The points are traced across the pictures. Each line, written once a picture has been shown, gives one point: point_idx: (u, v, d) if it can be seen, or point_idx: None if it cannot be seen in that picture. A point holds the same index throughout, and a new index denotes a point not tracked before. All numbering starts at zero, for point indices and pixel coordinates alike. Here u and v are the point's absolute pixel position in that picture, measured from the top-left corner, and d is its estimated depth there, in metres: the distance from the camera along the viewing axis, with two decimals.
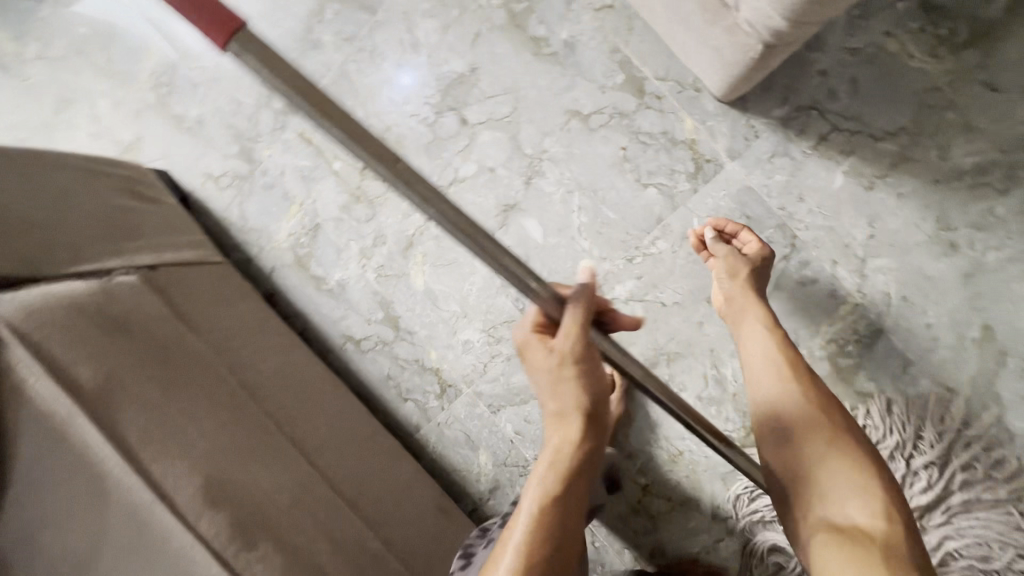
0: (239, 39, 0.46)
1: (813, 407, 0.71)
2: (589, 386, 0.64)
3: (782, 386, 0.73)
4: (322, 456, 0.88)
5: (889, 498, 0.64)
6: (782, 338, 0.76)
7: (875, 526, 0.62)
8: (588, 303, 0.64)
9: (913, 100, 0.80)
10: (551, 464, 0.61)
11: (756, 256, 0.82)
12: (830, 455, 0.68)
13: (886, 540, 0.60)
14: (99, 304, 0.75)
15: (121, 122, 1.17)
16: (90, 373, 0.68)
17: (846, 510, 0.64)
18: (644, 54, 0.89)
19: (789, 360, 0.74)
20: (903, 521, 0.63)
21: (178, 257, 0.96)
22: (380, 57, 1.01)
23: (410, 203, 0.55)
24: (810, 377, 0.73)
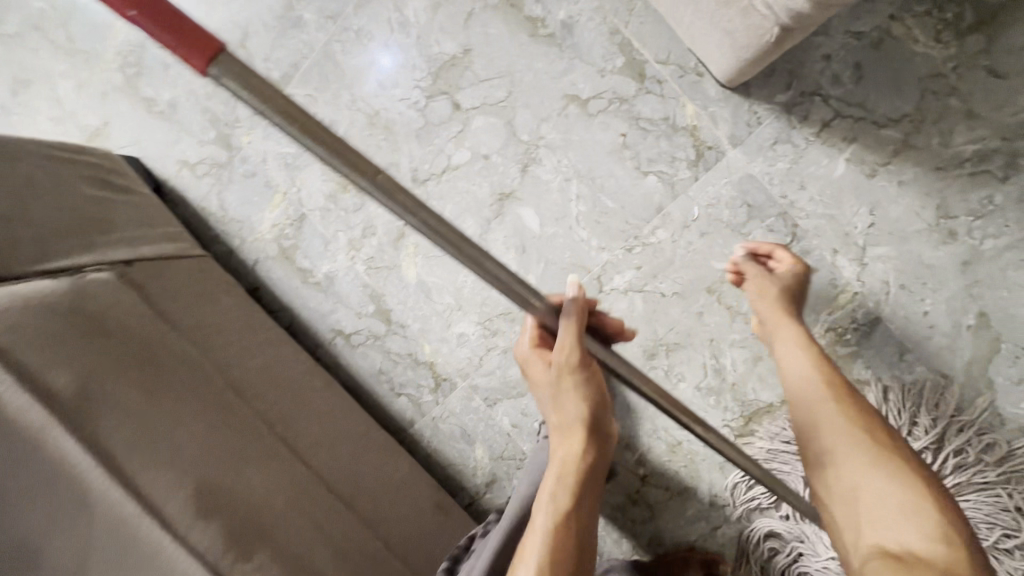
0: (218, 62, 0.47)
1: (856, 427, 0.67)
2: (585, 399, 0.73)
3: (822, 400, 0.70)
4: (316, 455, 0.84)
5: (949, 521, 0.59)
6: (819, 356, 0.73)
7: (936, 551, 0.56)
8: (580, 317, 0.72)
9: (916, 87, 0.79)
10: (558, 478, 0.69)
11: (790, 274, 0.80)
12: (879, 476, 0.64)
13: (947, 566, 0.55)
14: (71, 303, 0.69)
15: (87, 105, 1.09)
16: (66, 379, 0.62)
17: (899, 534, 0.60)
18: (645, 36, 0.85)
19: (829, 380, 0.71)
20: (967, 547, 0.57)
21: (152, 252, 0.90)
22: (366, 36, 0.95)
23: (399, 212, 0.58)
24: (852, 396, 0.70)
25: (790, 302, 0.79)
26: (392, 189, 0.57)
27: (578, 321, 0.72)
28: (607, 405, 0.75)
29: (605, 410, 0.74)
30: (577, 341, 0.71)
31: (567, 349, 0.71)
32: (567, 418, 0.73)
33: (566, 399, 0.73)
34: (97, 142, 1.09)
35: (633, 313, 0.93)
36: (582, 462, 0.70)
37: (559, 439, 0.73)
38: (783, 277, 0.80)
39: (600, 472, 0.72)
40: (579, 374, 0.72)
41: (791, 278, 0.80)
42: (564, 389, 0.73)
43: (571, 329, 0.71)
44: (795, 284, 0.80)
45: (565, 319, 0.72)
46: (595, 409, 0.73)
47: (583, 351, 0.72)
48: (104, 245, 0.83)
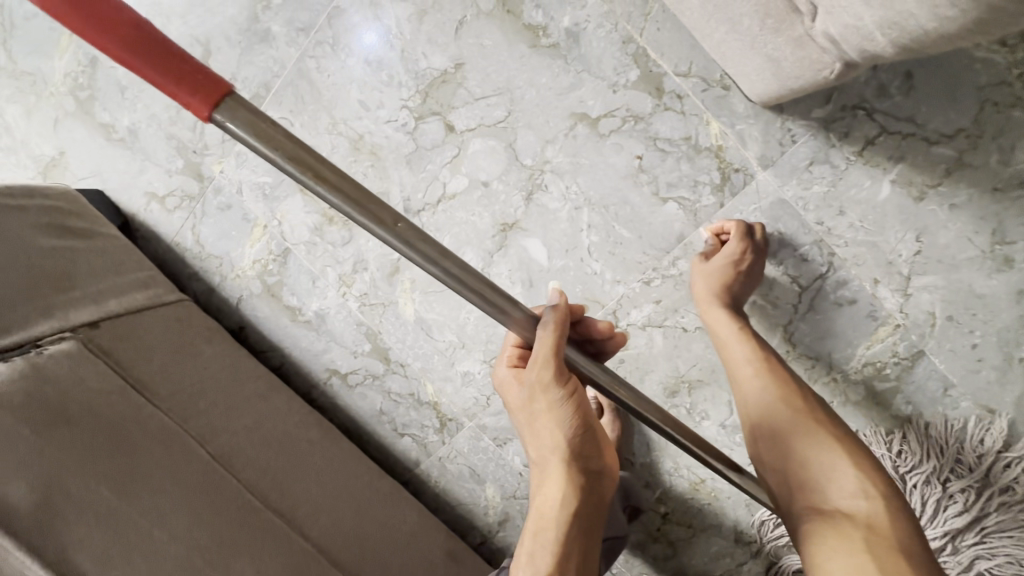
0: (230, 103, 0.42)
1: (779, 400, 0.67)
2: (564, 427, 0.61)
3: (753, 378, 0.69)
4: (316, 523, 0.78)
5: (871, 476, 0.61)
6: (746, 336, 0.72)
7: (858, 507, 0.59)
8: (560, 327, 0.60)
9: (974, 98, 0.69)
10: (537, 531, 0.60)
11: (729, 258, 0.74)
12: (808, 446, 0.64)
13: (868, 522, 0.57)
14: (27, 392, 0.62)
15: (40, 134, 0.99)
16: (24, 492, 0.56)
17: (827, 496, 0.61)
18: (663, 45, 0.75)
19: (756, 356, 0.70)
20: (889, 496, 0.59)
21: (120, 308, 0.81)
22: (343, 50, 0.84)
23: (412, 261, 0.50)
24: (774, 368, 0.69)
25: (727, 290, 0.74)
26: (411, 237, 0.49)
27: (557, 333, 0.59)
28: (594, 433, 0.63)
29: (592, 439, 0.63)
30: (554, 355, 0.59)
31: (542, 367, 0.60)
32: (543, 450, 0.63)
33: (542, 427, 0.62)
34: (56, 174, 1.00)
35: (652, 349, 0.86)
36: (564, 509, 0.59)
37: (538, 480, 0.63)
38: (721, 262, 0.74)
39: (591, 518, 0.61)
40: (555, 398, 0.60)
41: (730, 263, 0.74)
42: (541, 414, 0.62)
43: (548, 342, 0.59)
44: (733, 267, 0.74)
45: (542, 331, 0.60)
46: (578, 437, 0.62)
47: (561, 367, 0.60)
48: (63, 306, 0.74)
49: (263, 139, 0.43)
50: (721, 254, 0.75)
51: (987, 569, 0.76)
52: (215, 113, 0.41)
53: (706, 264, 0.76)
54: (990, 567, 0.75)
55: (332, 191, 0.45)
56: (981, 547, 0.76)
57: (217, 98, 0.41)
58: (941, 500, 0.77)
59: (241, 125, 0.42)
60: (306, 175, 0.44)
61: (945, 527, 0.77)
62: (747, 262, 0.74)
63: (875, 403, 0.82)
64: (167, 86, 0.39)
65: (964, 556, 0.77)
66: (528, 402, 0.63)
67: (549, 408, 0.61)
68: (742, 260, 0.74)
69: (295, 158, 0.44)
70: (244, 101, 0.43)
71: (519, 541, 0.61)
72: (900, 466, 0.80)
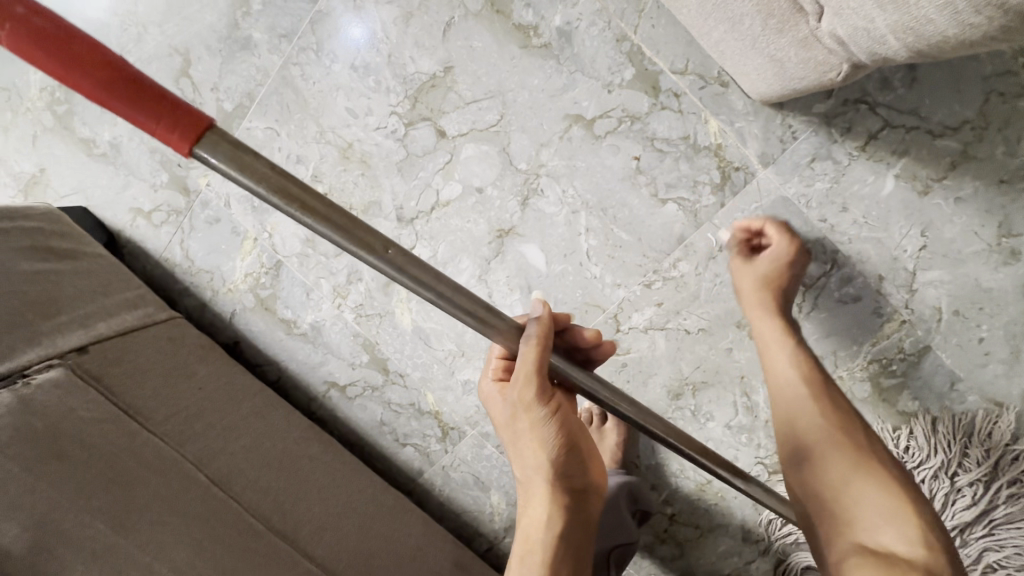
0: (209, 139, 0.40)
1: (837, 433, 0.65)
2: (547, 449, 0.60)
3: (807, 404, 0.67)
4: (321, 542, 0.77)
5: (928, 525, 0.58)
6: (803, 359, 0.69)
7: (912, 552, 0.56)
8: (543, 342, 0.58)
9: (979, 88, 0.67)
10: (522, 554, 0.59)
11: (775, 258, 0.72)
12: (864, 483, 0.62)
13: (925, 568, 0.54)
14: (16, 428, 0.60)
15: (17, 151, 0.96)
16: (16, 534, 0.55)
17: (879, 536, 0.58)
18: (658, 42, 0.73)
19: (814, 382, 0.68)
20: (945, 548, 0.57)
21: (109, 331, 0.79)
22: (328, 56, 0.81)
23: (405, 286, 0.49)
24: (833, 400, 0.67)
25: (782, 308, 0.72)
26: (404, 263, 0.48)
27: (540, 347, 0.57)
28: (579, 454, 0.62)
29: (578, 460, 0.62)
30: (538, 373, 0.57)
31: (525, 386, 0.58)
32: (528, 471, 0.62)
33: (525, 446, 0.61)
34: (37, 191, 0.97)
35: (655, 353, 0.84)
36: (548, 531, 0.59)
37: (523, 501, 0.63)
38: (767, 266, 0.72)
39: (579, 539, 0.61)
40: (539, 417, 0.59)
41: (778, 264, 0.71)
42: (523, 435, 0.61)
43: (531, 360, 0.57)
44: (783, 269, 0.71)
45: (524, 347, 0.57)
46: (561, 458, 0.61)
47: (544, 385, 0.58)
48: (49, 333, 0.72)
49: (245, 172, 0.41)
50: (767, 255, 0.72)
51: (996, 561, 0.75)
52: (195, 149, 0.40)
53: (751, 265, 0.73)
54: (999, 559, 0.75)
55: (319, 222, 0.43)
56: (990, 539, 0.75)
57: (196, 133, 0.39)
58: (949, 495, 0.76)
59: (222, 158, 0.41)
60: (292, 207, 0.43)
61: (954, 521, 0.76)
62: (796, 266, 0.72)
63: (882, 399, 0.80)
64: (144, 123, 0.38)
65: (973, 549, 0.76)
66: (512, 420, 0.61)
67: (531, 428, 0.60)
68: (791, 263, 0.72)
69: (279, 189, 0.42)
70: (226, 134, 0.41)
71: (507, 563, 0.61)
72: (908, 462, 0.79)
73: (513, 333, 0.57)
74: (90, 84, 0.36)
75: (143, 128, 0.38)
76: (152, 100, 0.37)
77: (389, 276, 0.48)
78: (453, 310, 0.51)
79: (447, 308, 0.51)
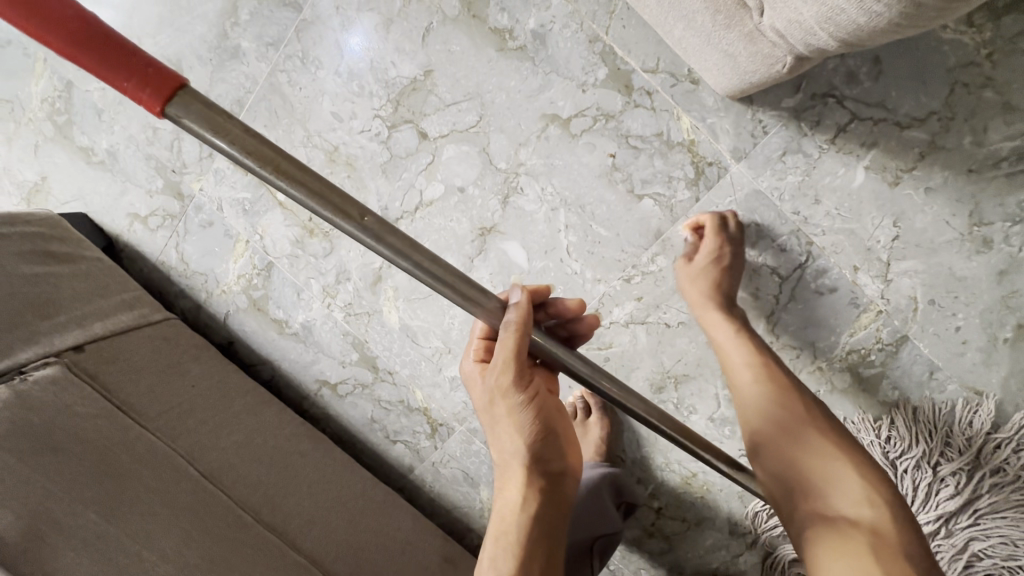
0: (182, 99, 0.39)
1: (781, 408, 0.67)
2: (524, 432, 0.62)
3: (752, 386, 0.69)
4: (309, 536, 0.79)
5: (874, 482, 0.61)
6: (745, 341, 0.71)
7: (861, 513, 0.60)
8: (524, 327, 0.57)
9: (943, 80, 0.69)
10: (498, 536, 0.60)
11: (709, 254, 0.74)
12: (809, 452, 0.64)
13: (874, 529, 0.58)
14: (13, 423, 0.63)
15: (20, 160, 1.02)
16: (11, 521, 0.57)
17: (831, 502, 0.62)
18: (629, 42, 0.75)
19: (756, 362, 0.70)
20: (890, 502, 0.60)
21: (106, 330, 0.82)
22: (313, 63, 0.85)
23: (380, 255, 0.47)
24: (774, 375, 0.69)
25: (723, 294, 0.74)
26: (381, 231, 0.46)
27: (520, 332, 0.57)
28: (556, 436, 0.64)
29: (554, 441, 0.64)
30: (517, 357, 0.57)
31: (503, 368, 0.58)
32: (506, 454, 0.63)
33: (503, 429, 0.63)
34: (39, 199, 1.03)
35: (636, 346, 0.85)
36: (524, 515, 0.60)
37: (500, 483, 0.64)
38: (705, 265, 0.74)
39: (554, 519, 0.62)
40: (515, 402, 0.61)
41: (713, 258, 0.74)
42: (501, 418, 0.62)
43: (510, 345, 0.57)
44: (715, 263, 0.74)
45: (504, 332, 0.57)
46: (538, 441, 0.62)
47: (522, 369, 0.59)
48: (47, 333, 0.75)
49: (220, 134, 0.40)
50: (703, 249, 0.75)
51: (981, 550, 0.74)
52: (167, 108, 0.39)
53: (692, 264, 0.76)
54: (984, 548, 0.74)
55: (294, 186, 0.42)
56: (975, 528, 0.74)
57: (168, 91, 0.38)
58: (932, 484, 0.76)
59: (194, 119, 0.40)
60: (265, 169, 0.41)
61: (937, 510, 0.76)
62: (730, 251, 0.75)
63: (862, 390, 0.80)
64: (116, 82, 0.37)
65: (958, 539, 0.75)
66: (490, 405, 0.63)
67: (509, 413, 0.61)
68: (722, 253, 0.74)
69: (253, 150, 0.41)
70: (199, 95, 0.40)
71: (483, 545, 0.62)
72: (889, 452, 0.79)
73: (494, 315, 0.57)
74: (62, 42, 0.35)
75: (112, 85, 0.37)
76: (125, 55, 0.37)
77: (367, 245, 0.47)
78: (431, 283, 0.50)
79: (426, 279, 0.50)
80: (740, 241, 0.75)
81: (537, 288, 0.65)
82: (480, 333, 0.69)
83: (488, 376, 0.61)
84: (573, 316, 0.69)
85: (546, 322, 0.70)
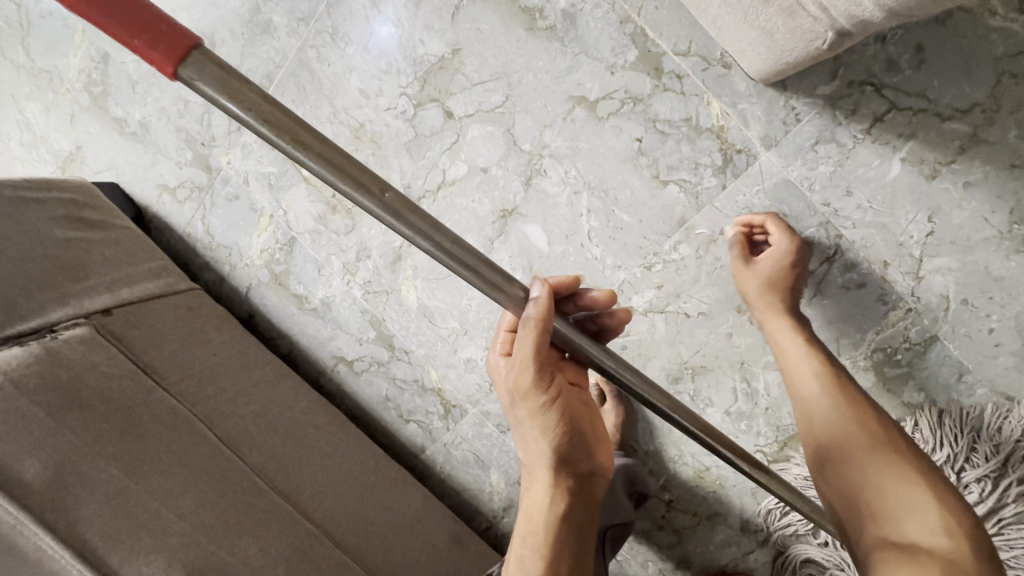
0: (193, 60, 0.38)
1: (853, 426, 0.67)
2: (548, 433, 0.61)
3: (827, 399, 0.69)
4: (321, 506, 0.80)
5: (953, 509, 0.60)
6: (816, 354, 0.71)
7: (936, 541, 0.58)
8: (543, 323, 0.55)
9: (990, 69, 0.66)
10: (525, 534, 0.61)
11: (773, 261, 0.73)
12: (884, 473, 0.64)
13: (947, 556, 0.56)
14: (42, 376, 0.64)
15: (56, 129, 1.04)
16: (37, 471, 0.59)
17: (901, 527, 0.60)
18: (661, 24, 0.74)
19: (825, 378, 0.70)
20: (972, 533, 0.58)
21: (132, 296, 0.84)
22: (343, 39, 0.85)
23: (403, 234, 0.46)
24: (849, 394, 0.69)
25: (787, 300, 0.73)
26: (402, 209, 0.45)
27: (540, 330, 0.55)
28: (582, 436, 0.63)
29: (580, 441, 0.63)
30: (536, 354, 0.56)
31: (523, 366, 0.57)
32: (531, 454, 0.63)
33: (527, 431, 0.62)
34: (74, 167, 1.06)
35: (654, 335, 0.84)
36: (550, 514, 0.60)
37: (527, 481, 0.64)
38: (769, 266, 0.73)
39: (582, 518, 0.63)
40: (536, 403, 0.59)
41: (779, 263, 0.73)
42: (523, 419, 0.61)
43: (531, 340, 0.55)
44: (788, 271, 0.73)
45: (524, 329, 0.55)
46: (563, 442, 0.61)
47: (542, 367, 0.58)
48: (76, 296, 0.77)
49: (234, 97, 0.40)
50: (768, 256, 0.74)
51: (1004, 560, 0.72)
52: (180, 69, 0.38)
53: (752, 267, 0.75)
54: (1007, 559, 0.72)
55: (311, 153, 0.41)
56: (998, 538, 0.72)
57: (181, 52, 0.38)
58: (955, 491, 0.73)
59: (208, 81, 0.39)
60: (282, 140, 0.41)
61: None
62: (800, 263, 0.73)
63: (885, 390, 0.78)
64: (127, 40, 0.36)
65: None
66: (512, 406, 0.62)
67: (531, 415, 0.60)
68: (796, 262, 0.73)
69: (271, 117, 0.40)
70: (213, 57, 0.39)
71: (510, 542, 0.62)
72: None
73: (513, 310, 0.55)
74: None
75: (124, 44, 0.37)
76: (137, 11, 0.36)
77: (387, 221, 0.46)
78: (452, 264, 0.49)
79: (446, 260, 0.48)
80: (807, 249, 0.74)
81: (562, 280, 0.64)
82: (507, 326, 0.67)
83: (508, 377, 0.60)
84: (604, 309, 0.68)
85: (575, 313, 0.69)
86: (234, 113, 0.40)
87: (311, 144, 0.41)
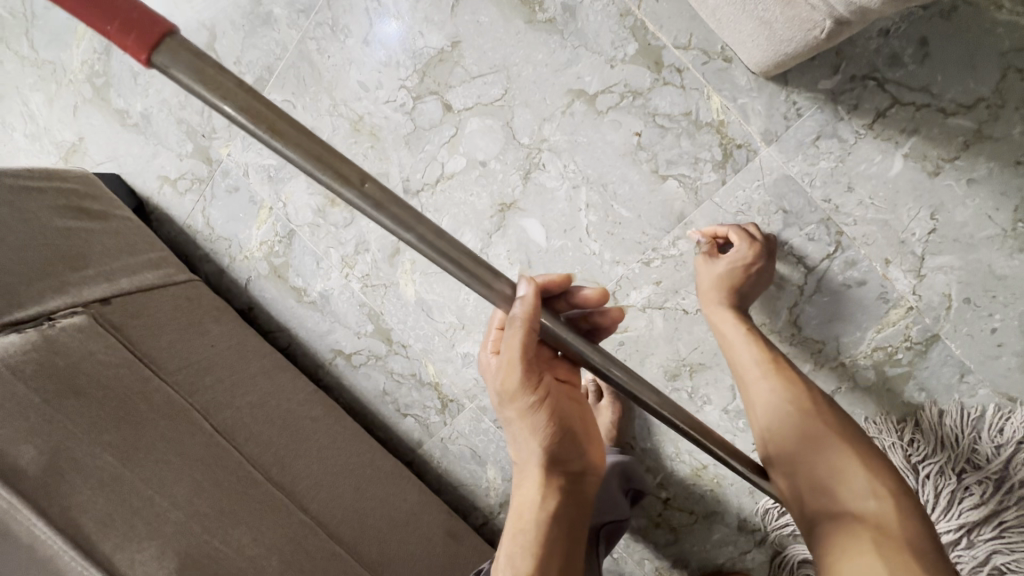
0: (166, 47, 0.38)
1: (786, 401, 0.66)
2: (538, 434, 0.60)
3: (763, 382, 0.68)
4: (315, 498, 0.80)
5: (879, 472, 0.60)
6: (753, 338, 0.70)
7: (868, 508, 0.58)
8: (531, 323, 0.55)
9: (995, 64, 0.65)
10: (515, 533, 0.60)
11: (731, 266, 0.72)
12: (817, 450, 0.63)
13: (879, 523, 0.56)
14: (40, 363, 0.65)
15: (59, 120, 1.05)
16: (33, 456, 0.59)
17: (836, 500, 0.60)
18: (661, 17, 0.73)
19: (761, 360, 0.69)
20: (899, 493, 0.59)
21: (131, 287, 0.84)
22: (343, 31, 0.85)
23: (387, 225, 0.46)
24: (783, 371, 0.68)
25: (731, 292, 0.73)
26: (382, 200, 0.44)
27: (526, 329, 0.55)
28: (573, 436, 0.62)
29: (571, 441, 0.62)
30: (524, 352, 0.56)
31: (510, 365, 0.57)
32: (522, 454, 0.63)
33: (518, 431, 0.62)
34: (76, 158, 1.07)
35: (652, 332, 0.84)
36: (542, 514, 0.60)
37: (518, 479, 0.64)
38: (725, 266, 0.72)
39: (574, 518, 0.62)
40: (525, 402, 0.59)
41: (735, 268, 0.72)
42: (513, 420, 0.61)
43: (519, 338, 0.55)
44: (742, 272, 0.72)
45: (512, 328, 0.55)
46: (555, 442, 0.61)
47: (530, 365, 0.57)
48: (76, 284, 0.77)
49: (211, 86, 0.39)
50: (725, 257, 0.73)
51: (1004, 564, 0.71)
52: (153, 57, 0.38)
53: (711, 264, 0.75)
54: (1008, 562, 0.71)
55: (292, 146, 0.41)
56: (999, 541, 0.71)
57: (152, 39, 0.38)
58: (955, 492, 0.72)
59: (182, 70, 0.39)
60: (260, 129, 0.40)
61: (959, 519, 0.73)
62: (758, 268, 0.72)
63: (886, 389, 0.77)
64: (99, 26, 0.36)
65: (980, 551, 0.72)
66: (501, 406, 0.62)
67: (520, 414, 0.60)
68: (750, 265, 0.72)
69: (248, 106, 0.40)
70: (189, 45, 0.39)
71: (501, 541, 0.62)
72: (912, 456, 0.75)
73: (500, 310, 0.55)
74: None
75: (97, 32, 0.37)
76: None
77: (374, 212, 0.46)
78: (438, 257, 0.48)
79: (439, 252, 0.48)
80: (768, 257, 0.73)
81: (554, 278, 0.63)
82: (497, 323, 0.66)
83: (497, 376, 0.60)
84: (596, 308, 0.67)
85: (567, 311, 0.68)
86: (213, 103, 0.40)
87: (294, 132, 0.41)
